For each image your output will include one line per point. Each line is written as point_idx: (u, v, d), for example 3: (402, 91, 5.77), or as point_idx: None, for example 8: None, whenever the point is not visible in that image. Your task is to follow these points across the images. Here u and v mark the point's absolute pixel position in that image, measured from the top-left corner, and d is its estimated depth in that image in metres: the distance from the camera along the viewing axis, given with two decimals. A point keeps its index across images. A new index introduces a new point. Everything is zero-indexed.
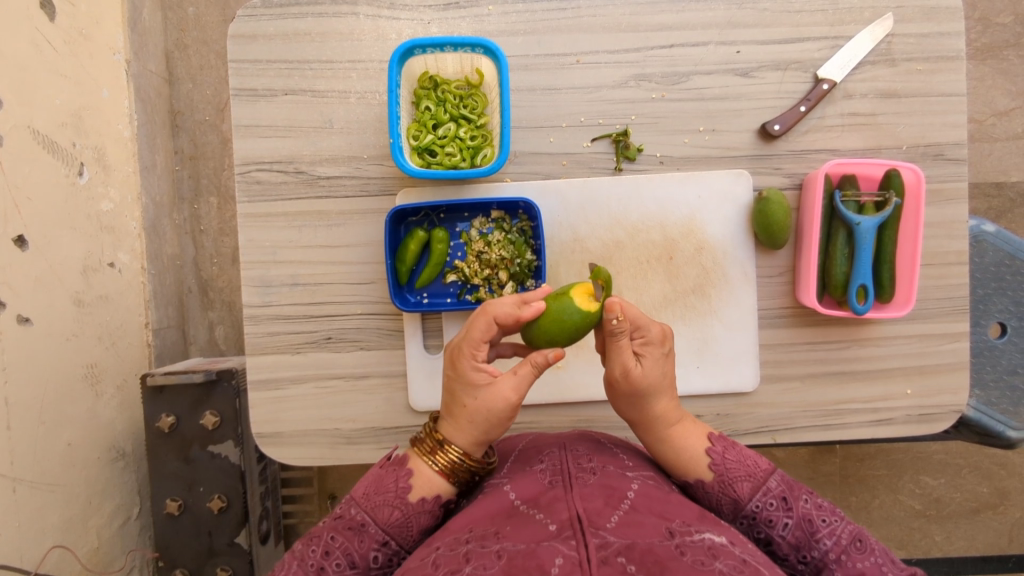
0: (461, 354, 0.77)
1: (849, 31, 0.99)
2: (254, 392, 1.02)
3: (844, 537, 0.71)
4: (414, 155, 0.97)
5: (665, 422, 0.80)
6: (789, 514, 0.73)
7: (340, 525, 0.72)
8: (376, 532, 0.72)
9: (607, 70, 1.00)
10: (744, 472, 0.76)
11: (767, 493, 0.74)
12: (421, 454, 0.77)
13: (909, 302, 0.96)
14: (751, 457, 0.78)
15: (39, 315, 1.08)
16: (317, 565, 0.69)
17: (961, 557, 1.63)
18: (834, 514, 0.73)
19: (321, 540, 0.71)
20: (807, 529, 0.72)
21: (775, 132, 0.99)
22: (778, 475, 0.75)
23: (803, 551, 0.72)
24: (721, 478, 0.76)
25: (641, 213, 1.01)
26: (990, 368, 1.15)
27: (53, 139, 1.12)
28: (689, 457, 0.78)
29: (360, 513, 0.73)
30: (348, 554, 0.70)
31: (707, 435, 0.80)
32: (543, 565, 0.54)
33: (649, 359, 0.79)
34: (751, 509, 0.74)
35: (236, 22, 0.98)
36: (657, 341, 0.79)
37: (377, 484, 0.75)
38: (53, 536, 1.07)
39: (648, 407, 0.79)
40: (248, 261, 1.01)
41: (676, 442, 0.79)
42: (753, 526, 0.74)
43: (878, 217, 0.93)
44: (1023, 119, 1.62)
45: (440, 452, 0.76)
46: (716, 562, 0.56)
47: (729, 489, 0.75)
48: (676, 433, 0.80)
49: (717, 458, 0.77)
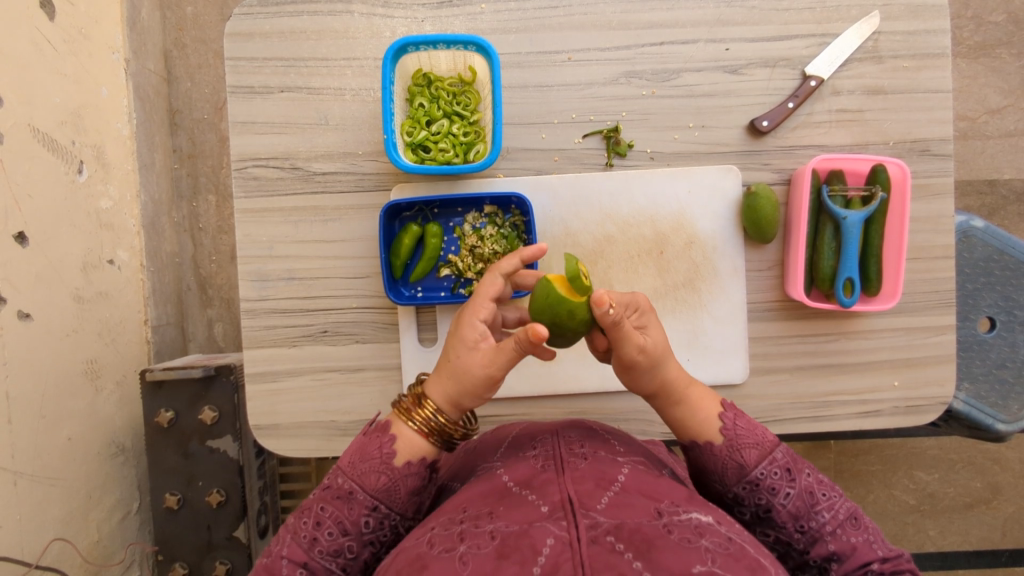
0: (495, 364, 0.72)
1: (836, 28, 1.00)
2: (251, 385, 1.03)
3: (841, 512, 0.72)
4: (408, 151, 1.00)
5: (678, 387, 0.80)
6: (792, 485, 0.72)
7: (329, 495, 0.72)
8: (364, 499, 0.72)
9: (598, 68, 1.02)
10: (751, 440, 0.76)
11: (773, 462, 0.73)
12: (404, 417, 0.76)
13: (896, 294, 0.98)
14: (760, 427, 0.78)
15: (39, 310, 1.09)
16: (310, 536, 0.70)
17: (954, 551, 1.65)
18: (833, 490, 0.73)
19: (312, 511, 0.71)
20: (808, 500, 0.72)
21: (763, 128, 1.00)
22: (783, 446, 0.75)
23: (802, 521, 0.72)
24: (730, 443, 0.76)
25: (632, 208, 1.03)
26: (979, 361, 1.17)
27: (52, 137, 1.14)
28: (702, 418, 0.79)
29: (347, 481, 0.72)
30: (340, 523, 0.71)
31: (720, 401, 0.81)
32: (535, 545, 0.56)
33: (651, 328, 0.78)
34: (756, 475, 0.73)
35: (233, 21, 1.00)
36: (648, 309, 0.79)
37: (361, 452, 0.74)
38: (54, 529, 1.09)
39: (665, 372, 0.78)
40: (245, 255, 1.03)
41: (690, 408, 0.80)
42: (755, 492, 0.73)
43: (864, 212, 0.95)
44: (1014, 117, 1.63)
45: (423, 413, 0.75)
46: (703, 540, 0.57)
47: (736, 454, 0.75)
48: (691, 399, 0.80)
49: (729, 423, 0.78)
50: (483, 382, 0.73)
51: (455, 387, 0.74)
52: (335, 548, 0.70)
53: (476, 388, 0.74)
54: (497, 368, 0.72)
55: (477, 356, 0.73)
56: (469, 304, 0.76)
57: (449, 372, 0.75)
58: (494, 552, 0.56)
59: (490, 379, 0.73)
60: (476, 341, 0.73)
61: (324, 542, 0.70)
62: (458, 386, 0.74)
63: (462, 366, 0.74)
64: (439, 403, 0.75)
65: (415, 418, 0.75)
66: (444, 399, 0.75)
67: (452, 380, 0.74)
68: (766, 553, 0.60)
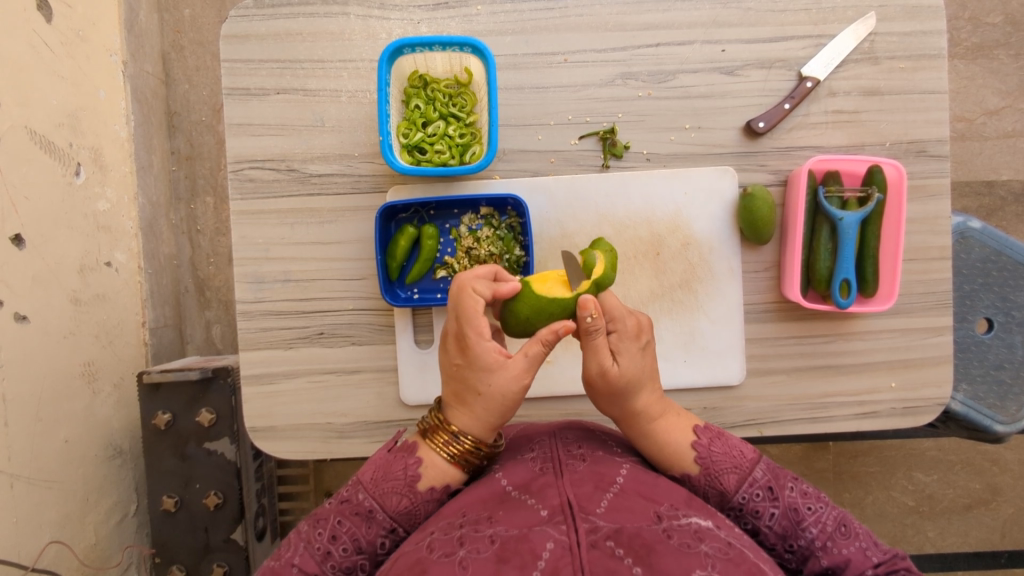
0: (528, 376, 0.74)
1: (832, 29, 1.00)
2: (247, 387, 1.03)
3: (829, 524, 0.71)
4: (403, 153, 0.99)
5: (647, 417, 0.77)
6: (775, 504, 0.72)
7: (347, 510, 0.71)
8: (384, 519, 0.71)
9: (594, 69, 1.02)
10: (729, 463, 0.74)
11: (753, 484, 0.73)
12: (433, 443, 0.74)
13: (892, 297, 0.98)
14: (737, 447, 0.76)
15: (36, 312, 1.09)
16: (324, 550, 0.70)
17: (953, 553, 1.65)
18: (819, 501, 0.73)
19: (329, 524, 0.71)
20: (793, 518, 0.71)
21: (759, 129, 1.00)
22: (763, 464, 0.74)
23: (790, 540, 0.71)
24: (708, 470, 0.74)
25: (628, 210, 1.03)
26: (977, 362, 1.16)
27: (50, 139, 1.14)
28: (671, 452, 0.76)
29: (368, 498, 0.72)
30: (356, 540, 0.70)
31: (693, 427, 0.77)
32: (535, 550, 0.55)
33: (626, 355, 0.75)
34: (738, 501, 0.72)
35: (228, 23, 1.00)
36: (632, 334, 0.76)
37: (385, 471, 0.73)
38: (51, 532, 1.08)
39: (631, 403, 0.76)
40: (241, 257, 1.03)
41: (660, 438, 0.76)
42: (741, 517, 0.73)
43: (860, 213, 0.95)
44: (1012, 118, 1.64)
45: (457, 443, 0.74)
46: (702, 545, 0.57)
47: (715, 481, 0.74)
48: (661, 428, 0.77)
49: (703, 450, 0.75)
50: (520, 397, 0.74)
51: (494, 415, 0.73)
52: (348, 563, 0.70)
53: (513, 404, 0.74)
54: (530, 377, 0.74)
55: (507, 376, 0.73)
56: (468, 330, 0.74)
57: (483, 404, 0.73)
58: (494, 556, 0.56)
59: (525, 391, 0.74)
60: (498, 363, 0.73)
61: (338, 557, 0.70)
62: (497, 411, 0.73)
63: (499, 391, 0.73)
64: (476, 433, 0.74)
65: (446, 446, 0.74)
66: (484, 429, 0.74)
67: (489, 411, 0.73)
68: (763, 557, 0.60)
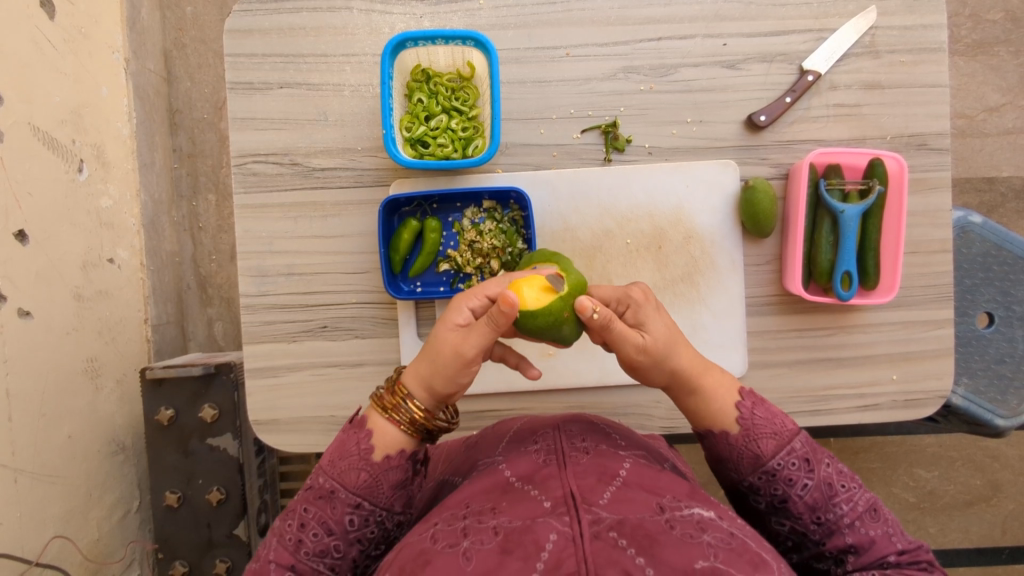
0: (468, 340, 0.71)
1: (833, 23, 1.01)
2: (251, 380, 1.04)
3: (860, 504, 0.70)
4: (407, 147, 1.00)
5: (693, 376, 0.77)
6: (810, 476, 0.71)
7: (311, 496, 0.71)
8: (346, 497, 0.71)
9: (596, 63, 1.02)
10: (769, 430, 0.74)
11: (791, 452, 0.72)
12: (382, 411, 0.75)
13: (894, 289, 0.99)
14: (780, 416, 0.76)
15: (39, 309, 1.09)
16: (295, 539, 0.70)
17: (955, 549, 1.65)
18: (853, 481, 0.72)
19: (296, 513, 0.71)
20: (826, 492, 0.71)
21: (761, 123, 1.01)
22: (803, 437, 0.74)
23: (819, 512, 0.70)
24: (747, 432, 0.75)
25: (630, 204, 1.03)
26: (978, 356, 1.17)
27: (53, 136, 1.14)
28: (716, 409, 0.77)
29: (327, 480, 0.71)
30: (324, 523, 0.70)
31: (738, 390, 0.78)
32: (538, 541, 0.56)
33: (650, 321, 0.76)
34: (773, 466, 0.72)
35: (232, 17, 1.00)
36: (644, 301, 0.77)
37: (340, 449, 0.73)
38: (53, 527, 1.09)
39: (675, 364, 0.76)
40: (245, 251, 1.03)
41: (708, 395, 0.77)
42: (772, 482, 0.72)
43: (861, 205, 0.95)
44: (1013, 114, 1.64)
45: (399, 405, 0.74)
46: (705, 536, 0.57)
47: (752, 444, 0.74)
48: (707, 386, 0.77)
49: (746, 412, 0.76)
50: (452, 363, 0.72)
51: (427, 371, 0.74)
52: (320, 548, 0.70)
53: (443, 371, 0.73)
54: (472, 346, 0.71)
55: (450, 334, 0.73)
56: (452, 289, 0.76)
57: (424, 354, 0.74)
58: (497, 548, 0.56)
59: (460, 360, 0.72)
60: (454, 321, 0.74)
61: (310, 542, 0.70)
62: (429, 368, 0.73)
63: (435, 347, 0.73)
64: (412, 389, 0.74)
65: (392, 411, 0.74)
66: (417, 385, 0.74)
67: (426, 363, 0.74)
68: (768, 548, 0.60)
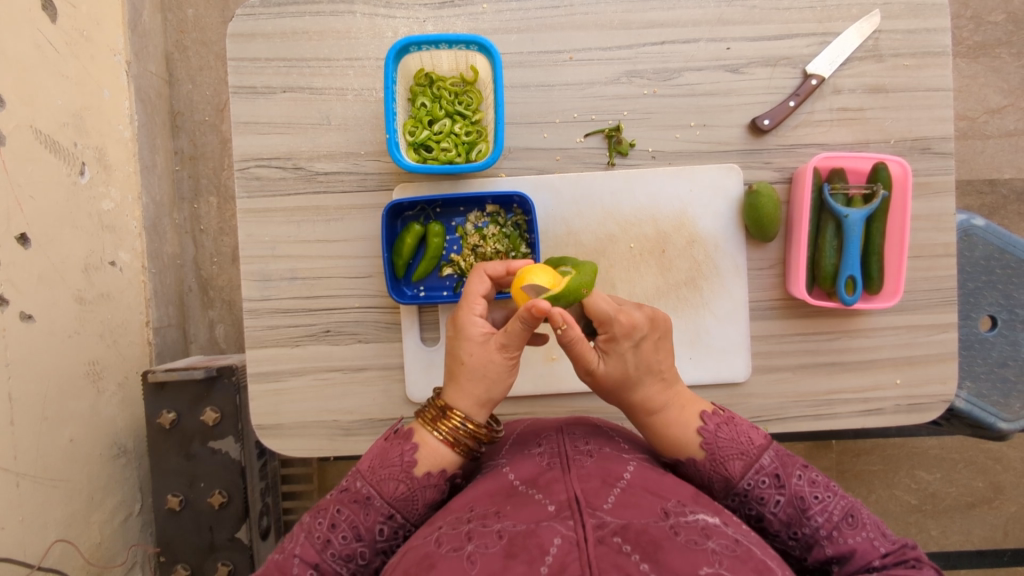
0: (510, 345, 0.74)
1: (837, 27, 1.01)
2: (254, 385, 1.04)
3: (835, 513, 0.70)
4: (410, 151, 1.00)
5: (645, 412, 0.78)
6: (781, 492, 0.72)
7: (346, 499, 0.71)
8: (381, 506, 0.71)
9: (599, 67, 1.02)
10: (736, 450, 0.75)
11: (759, 471, 0.73)
12: (429, 426, 0.74)
13: (897, 293, 0.98)
14: (745, 434, 0.76)
15: (41, 312, 1.09)
16: (323, 538, 0.69)
17: (957, 551, 1.65)
18: (827, 490, 0.72)
19: (328, 513, 0.71)
20: (799, 506, 0.72)
21: (764, 127, 1.01)
22: (771, 452, 0.74)
23: (795, 527, 0.72)
24: (713, 456, 0.76)
25: (633, 208, 1.03)
26: (981, 360, 1.16)
27: (54, 139, 1.14)
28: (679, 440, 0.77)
29: (366, 486, 0.72)
30: (354, 528, 0.70)
31: (699, 414, 0.78)
32: (543, 545, 0.56)
33: (614, 355, 0.76)
34: (742, 488, 0.73)
35: (235, 21, 1.00)
36: (624, 335, 0.75)
37: (382, 458, 0.73)
38: (56, 531, 1.09)
39: (625, 395, 0.78)
40: (248, 255, 1.03)
41: (665, 429, 0.78)
42: (745, 503, 0.74)
43: (865, 210, 0.95)
44: (1015, 116, 1.64)
45: (450, 423, 0.73)
46: (710, 542, 0.57)
47: (720, 467, 0.75)
48: (661, 420, 0.78)
49: (709, 436, 0.76)
50: (505, 368, 0.74)
51: (479, 386, 0.74)
52: (347, 551, 0.70)
53: (499, 377, 0.75)
54: (518, 348, 0.74)
55: (489, 347, 0.74)
56: (460, 307, 0.77)
57: (468, 376, 0.74)
58: (502, 552, 0.56)
59: (511, 362, 0.74)
60: (481, 336, 0.75)
61: (337, 545, 0.69)
62: (483, 384, 0.74)
63: (480, 364, 0.74)
64: (467, 409, 0.74)
65: (441, 428, 0.74)
66: (473, 403, 0.74)
67: (475, 381, 0.74)
68: (771, 554, 0.60)
